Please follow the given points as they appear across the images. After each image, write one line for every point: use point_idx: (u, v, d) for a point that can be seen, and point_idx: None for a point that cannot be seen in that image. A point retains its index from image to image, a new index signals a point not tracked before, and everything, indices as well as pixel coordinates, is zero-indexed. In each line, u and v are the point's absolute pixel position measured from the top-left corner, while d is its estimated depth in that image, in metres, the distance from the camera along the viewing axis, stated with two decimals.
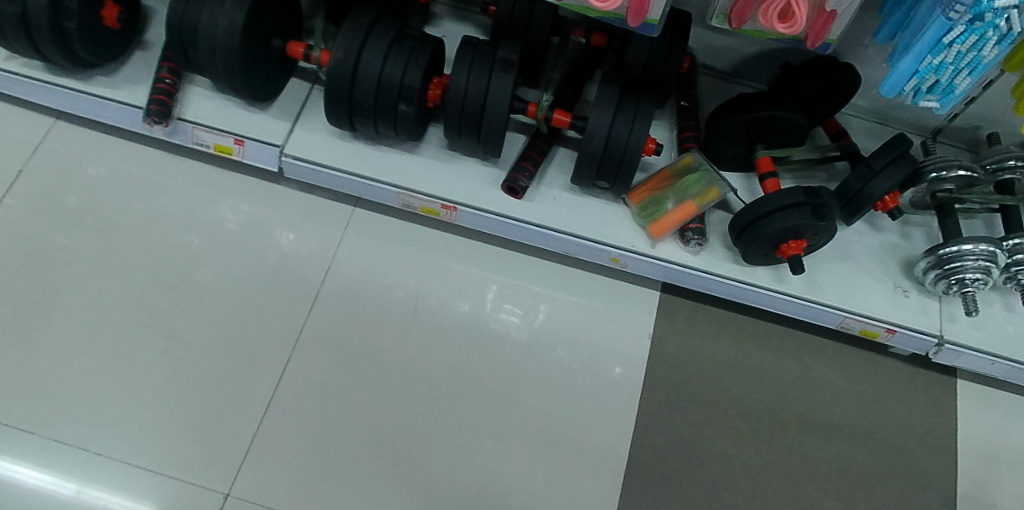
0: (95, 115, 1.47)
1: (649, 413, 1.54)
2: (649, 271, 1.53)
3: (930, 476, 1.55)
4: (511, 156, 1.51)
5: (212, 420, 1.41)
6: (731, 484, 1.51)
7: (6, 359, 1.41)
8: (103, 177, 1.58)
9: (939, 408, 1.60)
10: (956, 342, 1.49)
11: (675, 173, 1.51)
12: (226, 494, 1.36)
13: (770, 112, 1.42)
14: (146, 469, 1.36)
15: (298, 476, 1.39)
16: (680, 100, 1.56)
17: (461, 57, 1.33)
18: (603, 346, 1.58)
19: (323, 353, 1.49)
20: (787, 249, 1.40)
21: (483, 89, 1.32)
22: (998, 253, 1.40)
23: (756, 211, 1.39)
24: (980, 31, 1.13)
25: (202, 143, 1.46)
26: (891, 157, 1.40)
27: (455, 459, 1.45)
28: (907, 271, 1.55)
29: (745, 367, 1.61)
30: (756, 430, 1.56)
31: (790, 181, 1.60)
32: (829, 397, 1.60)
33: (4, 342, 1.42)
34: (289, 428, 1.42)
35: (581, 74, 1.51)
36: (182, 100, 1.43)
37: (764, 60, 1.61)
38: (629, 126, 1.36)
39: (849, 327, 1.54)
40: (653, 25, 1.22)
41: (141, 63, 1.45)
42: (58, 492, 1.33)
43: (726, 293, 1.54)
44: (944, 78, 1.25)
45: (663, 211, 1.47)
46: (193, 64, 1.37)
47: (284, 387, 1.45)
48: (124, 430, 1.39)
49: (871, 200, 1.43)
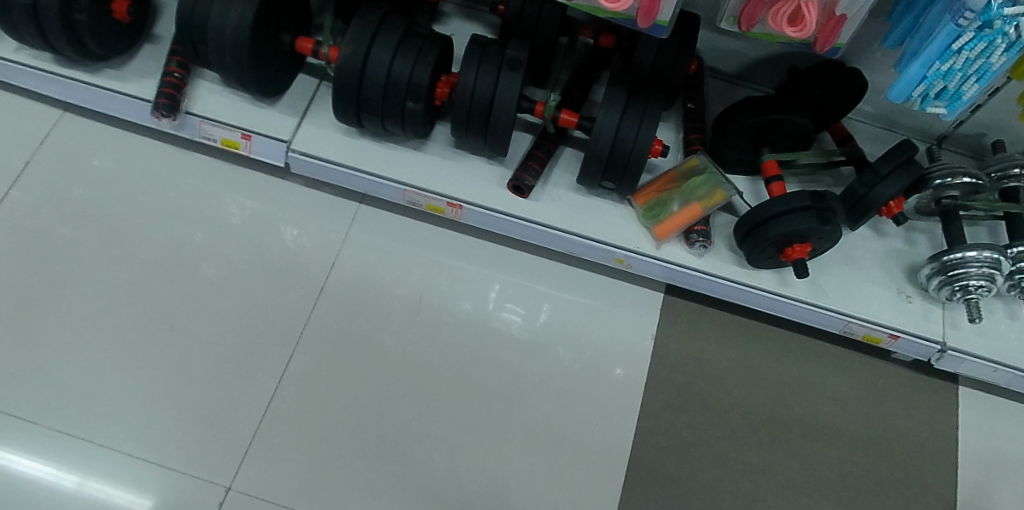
0: (104, 107, 1.47)
1: (650, 415, 1.54)
2: (652, 272, 1.53)
3: (930, 482, 1.55)
4: (518, 155, 1.51)
5: (214, 413, 1.42)
6: (731, 487, 1.51)
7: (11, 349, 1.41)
8: (109, 169, 1.58)
9: (940, 414, 1.60)
10: (959, 349, 1.49)
11: (681, 174, 1.51)
12: (227, 488, 1.37)
13: (776, 115, 1.42)
14: (149, 461, 1.37)
15: (299, 470, 1.40)
16: (687, 102, 1.56)
17: (469, 56, 1.33)
18: (606, 346, 1.58)
19: (326, 348, 1.49)
20: (792, 253, 1.40)
21: (492, 88, 1.32)
22: (1002, 260, 1.40)
23: (761, 215, 1.40)
24: (988, 39, 1.14)
25: (209, 137, 1.46)
26: (897, 163, 1.40)
27: (455, 456, 1.45)
28: (911, 277, 1.55)
29: (747, 370, 1.61)
30: (757, 433, 1.56)
31: (795, 185, 1.60)
32: (831, 402, 1.60)
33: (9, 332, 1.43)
34: (291, 423, 1.43)
35: (589, 74, 1.51)
36: (191, 94, 1.43)
37: (771, 63, 1.61)
38: (636, 127, 1.36)
39: (852, 331, 1.54)
40: (662, 27, 1.22)
41: (150, 57, 1.45)
42: (59, 484, 1.33)
43: (730, 296, 1.54)
44: (952, 84, 1.25)
45: (668, 213, 1.47)
46: (202, 58, 1.37)
47: (286, 382, 1.45)
48: (128, 422, 1.39)
49: (876, 206, 1.43)
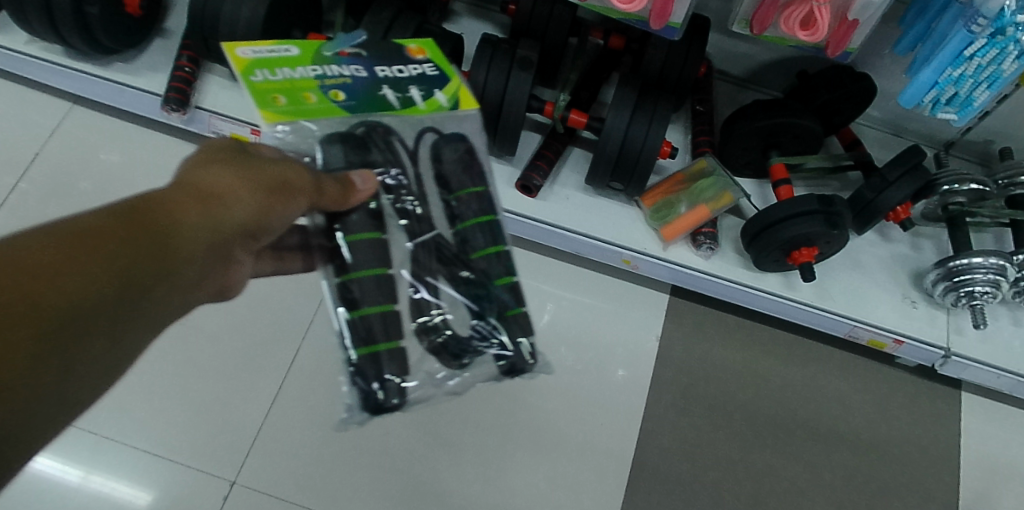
0: (114, 100, 1.47)
1: (656, 416, 1.54)
2: (659, 273, 1.54)
3: (932, 487, 1.55)
4: (526, 155, 1.51)
5: (220, 406, 1.42)
6: (735, 489, 1.51)
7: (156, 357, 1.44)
8: (117, 162, 1.58)
9: (943, 419, 1.61)
10: (963, 355, 1.49)
11: (688, 176, 1.51)
12: (232, 482, 1.37)
13: (786, 119, 1.42)
14: (152, 452, 1.37)
15: (304, 466, 1.40)
16: (696, 104, 1.56)
17: (480, 55, 1.32)
18: (611, 348, 1.58)
19: (332, 344, 1.50)
20: (799, 256, 1.40)
21: (501, 87, 1.32)
22: (1008, 267, 1.40)
23: (769, 218, 1.39)
24: (1001, 45, 1.14)
25: (219, 132, 1.45)
26: (905, 169, 1.40)
27: (460, 455, 1.45)
28: (916, 283, 1.55)
29: (751, 372, 1.61)
30: (762, 436, 1.56)
31: (801, 189, 1.60)
32: (835, 406, 1.60)
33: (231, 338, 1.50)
34: (296, 418, 1.43)
35: (598, 75, 1.51)
36: (200, 88, 1.43)
37: (781, 67, 1.61)
38: (645, 128, 1.35)
39: (857, 336, 1.54)
40: (674, 28, 1.23)
41: (160, 51, 1.45)
42: (63, 478, 1.33)
43: (734, 298, 1.55)
44: (963, 90, 1.25)
45: (675, 214, 1.47)
46: (213, 52, 1.36)
47: (292, 378, 1.46)
48: (134, 416, 1.39)
49: (883, 210, 1.43)
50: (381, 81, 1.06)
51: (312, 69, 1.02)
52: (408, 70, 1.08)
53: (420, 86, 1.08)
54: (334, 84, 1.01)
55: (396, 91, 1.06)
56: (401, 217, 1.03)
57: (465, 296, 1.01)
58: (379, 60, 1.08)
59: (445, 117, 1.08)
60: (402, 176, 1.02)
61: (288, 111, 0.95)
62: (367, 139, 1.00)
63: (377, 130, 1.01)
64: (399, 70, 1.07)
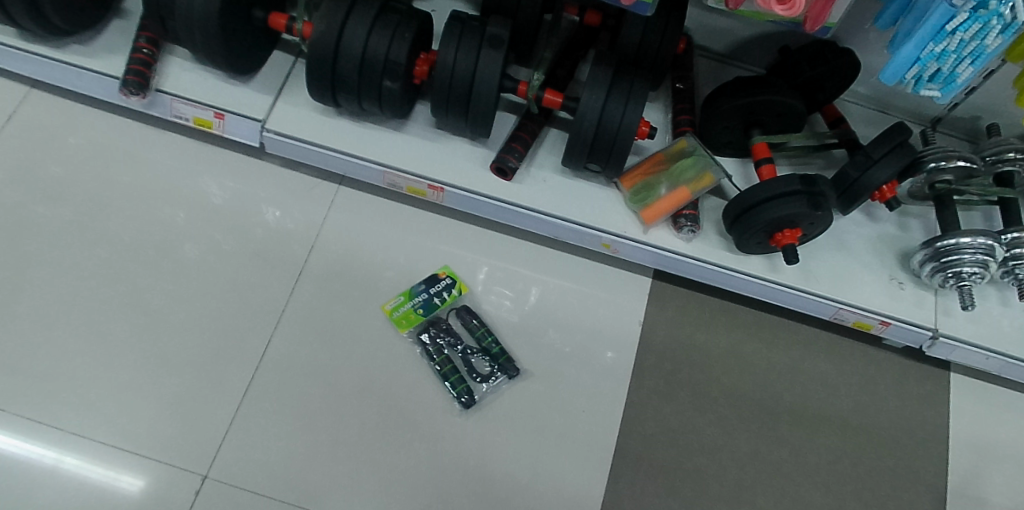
0: (72, 85, 1.43)
1: (639, 401, 1.51)
2: (640, 257, 1.50)
3: (921, 470, 1.52)
4: (501, 135, 1.47)
5: (192, 397, 1.39)
6: (720, 475, 1.48)
7: (155, 345, 1.41)
8: (84, 147, 1.55)
9: (932, 401, 1.58)
10: (952, 336, 1.47)
11: (669, 157, 1.47)
12: (204, 476, 1.34)
13: (767, 97, 1.38)
14: (124, 446, 1.34)
15: (278, 458, 1.37)
16: (675, 82, 1.52)
17: (449, 32, 1.29)
18: (595, 331, 1.55)
19: (306, 331, 1.47)
20: (782, 238, 1.37)
21: (472, 66, 1.28)
22: (996, 246, 1.38)
23: (750, 200, 1.36)
24: (984, 19, 1.11)
25: (181, 116, 1.42)
26: (890, 146, 1.37)
27: (438, 444, 1.42)
28: (904, 263, 1.52)
29: (736, 356, 1.58)
30: (747, 421, 1.53)
31: (787, 168, 1.56)
32: (821, 388, 1.58)
33: (232, 331, 1.45)
34: (270, 409, 1.40)
35: (574, 53, 1.47)
36: (161, 71, 1.39)
37: (763, 42, 1.57)
38: (622, 107, 1.32)
39: (843, 318, 1.51)
40: (646, 4, 1.18)
41: (118, 33, 1.41)
42: (35, 462, 1.31)
43: (718, 281, 1.51)
44: (946, 66, 1.21)
45: (655, 197, 1.43)
46: (171, 33, 1.33)
47: (264, 368, 1.43)
48: (101, 407, 1.36)
49: (868, 190, 1.40)
50: (428, 299, 1.50)
51: (404, 305, 1.50)
52: (440, 287, 1.51)
53: (446, 289, 1.52)
54: (417, 304, 1.50)
55: (438, 303, 1.50)
56: (438, 339, 1.48)
57: (473, 367, 1.48)
58: (424, 281, 1.52)
59: (462, 298, 1.54)
60: (434, 334, 1.48)
61: (405, 320, 1.49)
62: (435, 320, 1.50)
63: (430, 327, 1.49)
64: (435, 288, 1.51)
